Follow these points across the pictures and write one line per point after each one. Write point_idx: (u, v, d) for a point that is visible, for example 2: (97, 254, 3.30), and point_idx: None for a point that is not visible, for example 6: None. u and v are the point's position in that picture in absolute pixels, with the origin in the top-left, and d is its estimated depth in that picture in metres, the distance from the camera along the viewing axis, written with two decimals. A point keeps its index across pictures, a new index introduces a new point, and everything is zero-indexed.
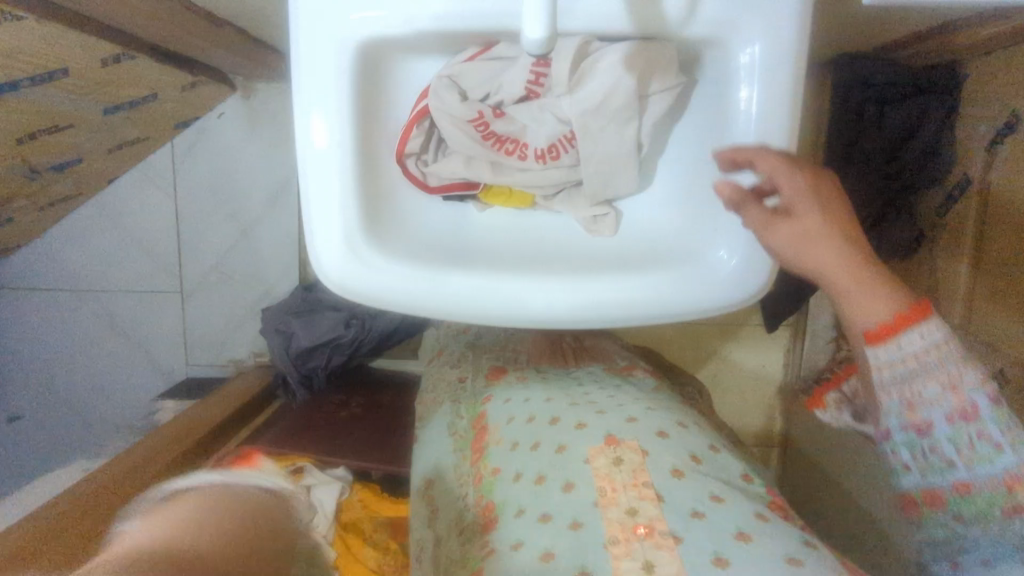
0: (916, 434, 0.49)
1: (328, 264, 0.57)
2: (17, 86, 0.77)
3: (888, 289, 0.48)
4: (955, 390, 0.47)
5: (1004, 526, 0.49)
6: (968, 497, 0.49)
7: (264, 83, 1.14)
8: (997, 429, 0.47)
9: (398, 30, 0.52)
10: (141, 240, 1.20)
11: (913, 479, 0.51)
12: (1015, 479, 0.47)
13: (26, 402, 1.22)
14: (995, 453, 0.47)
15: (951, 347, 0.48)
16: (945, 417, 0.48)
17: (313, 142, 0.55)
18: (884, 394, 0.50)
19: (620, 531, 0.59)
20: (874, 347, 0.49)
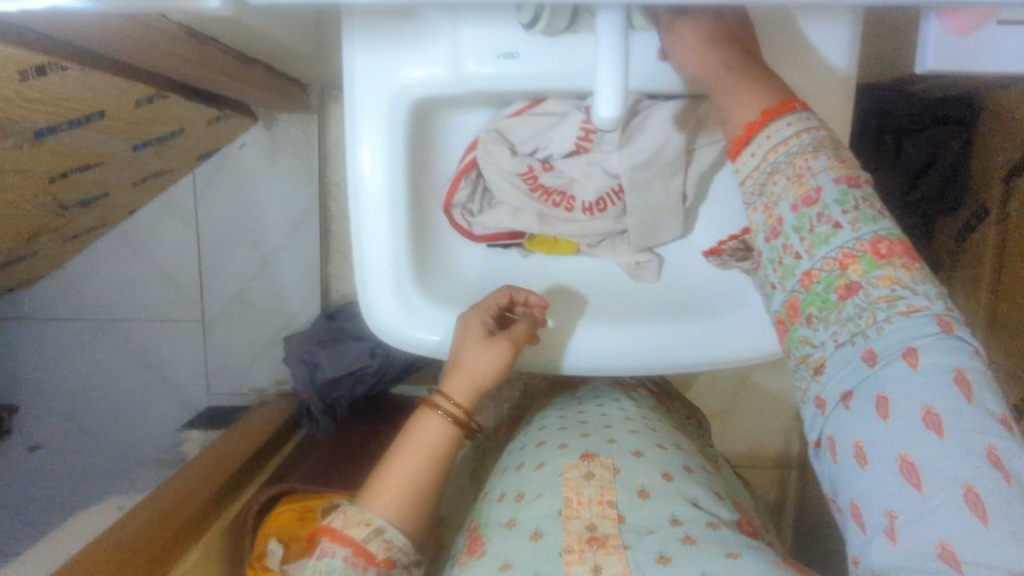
0: (773, 240, 0.47)
1: (384, 316, 0.59)
2: (55, 130, 0.75)
3: (756, 87, 0.48)
4: (803, 178, 0.46)
5: (840, 316, 0.44)
6: (811, 291, 0.45)
7: (286, 113, 1.13)
8: (840, 211, 0.44)
9: (453, 89, 0.53)
10: (163, 271, 1.19)
11: (779, 295, 0.48)
12: (849, 257, 0.44)
13: (47, 433, 1.21)
14: (835, 232, 0.44)
15: (804, 140, 0.46)
16: (791, 207, 0.46)
17: (368, 196, 0.56)
18: (749, 207, 0.49)
19: (575, 542, 0.54)
20: (736, 160, 0.49)
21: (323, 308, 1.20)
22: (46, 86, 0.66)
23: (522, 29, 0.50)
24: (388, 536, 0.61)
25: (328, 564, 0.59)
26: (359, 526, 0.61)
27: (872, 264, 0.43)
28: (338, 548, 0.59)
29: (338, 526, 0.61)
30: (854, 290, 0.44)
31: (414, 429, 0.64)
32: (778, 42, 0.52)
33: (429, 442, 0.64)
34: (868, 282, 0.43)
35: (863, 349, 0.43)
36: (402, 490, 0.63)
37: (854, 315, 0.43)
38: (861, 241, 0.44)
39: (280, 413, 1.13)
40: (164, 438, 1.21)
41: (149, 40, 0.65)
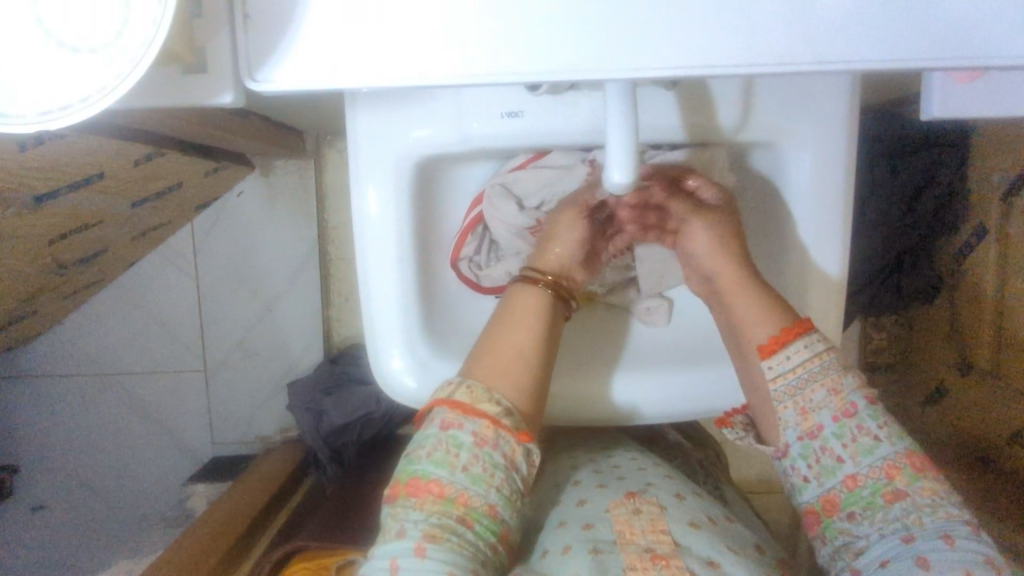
0: (810, 440, 0.52)
1: (392, 370, 0.59)
2: (55, 195, 0.74)
3: (773, 310, 0.54)
4: (839, 393, 0.52)
5: (886, 515, 0.49)
6: (855, 493, 0.50)
7: (282, 160, 1.12)
8: (876, 425, 0.51)
9: (456, 146, 0.53)
10: (163, 322, 1.17)
11: (813, 489, 0.52)
12: (893, 468, 0.50)
13: (49, 491, 1.18)
14: (874, 444, 0.51)
15: (831, 357, 0.52)
16: (832, 417, 0.51)
17: (375, 252, 0.57)
18: (780, 405, 0.53)
19: (637, 561, 0.49)
20: (767, 360, 0.53)
21: (326, 352, 1.19)
22: (45, 155, 0.63)
23: (523, 91, 0.50)
24: (518, 416, 0.52)
25: (456, 438, 0.50)
26: (490, 402, 0.51)
27: (913, 476, 0.50)
28: (467, 421, 0.50)
29: (465, 400, 0.51)
30: (900, 496, 0.49)
31: (513, 305, 0.57)
32: (789, 83, 0.51)
33: (535, 317, 0.56)
34: (912, 491, 0.49)
35: (904, 534, 0.48)
36: (523, 368, 0.54)
37: (900, 515, 0.49)
38: (899, 455, 0.50)
39: (287, 462, 1.09)
40: (170, 491, 1.19)
41: (164, 114, 0.64)
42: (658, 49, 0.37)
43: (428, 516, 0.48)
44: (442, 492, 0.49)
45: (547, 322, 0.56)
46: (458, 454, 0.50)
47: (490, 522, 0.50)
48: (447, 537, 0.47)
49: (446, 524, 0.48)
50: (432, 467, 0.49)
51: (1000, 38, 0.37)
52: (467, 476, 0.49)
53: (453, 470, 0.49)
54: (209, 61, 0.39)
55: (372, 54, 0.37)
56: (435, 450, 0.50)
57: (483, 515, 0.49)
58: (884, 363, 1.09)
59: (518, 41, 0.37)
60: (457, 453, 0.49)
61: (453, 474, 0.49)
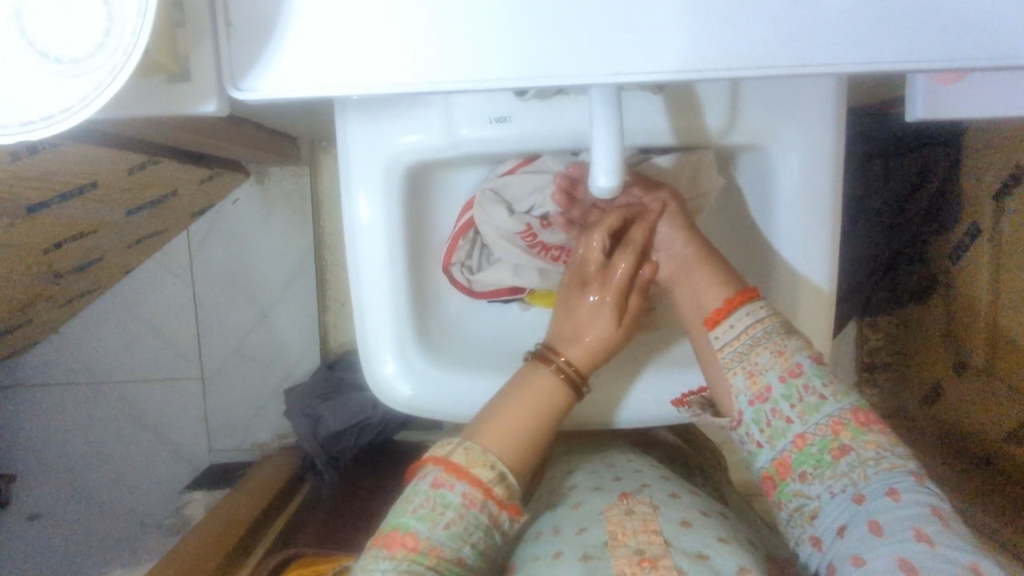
0: (760, 403, 0.53)
1: (384, 373, 0.59)
2: (48, 205, 0.74)
3: (721, 278, 0.56)
4: (784, 354, 0.52)
5: (834, 473, 0.50)
6: (805, 452, 0.51)
7: (278, 167, 1.12)
8: (821, 384, 0.52)
9: (445, 152, 0.53)
10: (159, 329, 1.17)
11: (766, 454, 0.53)
12: (838, 423, 0.51)
13: (46, 500, 1.18)
14: (820, 401, 0.51)
15: (775, 322, 0.53)
16: (779, 378, 0.52)
17: (366, 257, 0.57)
18: (729, 372, 0.54)
19: (626, 565, 0.48)
20: (714, 331, 0.55)
21: (323, 359, 1.19)
22: (37, 163, 0.64)
23: (510, 95, 0.51)
24: (510, 482, 0.54)
25: (444, 497, 0.51)
26: (485, 467, 0.53)
27: (858, 431, 0.50)
28: (459, 483, 0.52)
29: (461, 462, 0.53)
30: (846, 451, 0.50)
31: (524, 386, 0.57)
32: (776, 86, 0.52)
33: (548, 404, 0.57)
34: (857, 445, 0.50)
35: (854, 494, 0.49)
36: (520, 440, 0.56)
37: (847, 471, 0.50)
38: (843, 411, 0.51)
39: (283, 470, 1.09)
40: (167, 499, 1.19)
41: (157, 121, 0.64)
42: (642, 53, 0.37)
43: (398, 565, 0.48)
44: (416, 545, 0.50)
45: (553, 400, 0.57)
46: (443, 511, 0.51)
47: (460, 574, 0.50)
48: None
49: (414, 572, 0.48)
50: (413, 521, 0.51)
51: (982, 41, 0.37)
52: (446, 532, 0.50)
53: (434, 526, 0.50)
54: (192, 69, 0.39)
55: (356, 61, 0.38)
56: (420, 505, 0.51)
57: (453, 567, 0.50)
58: (881, 364, 1.08)
59: (501, 48, 0.37)
60: (442, 511, 0.51)
61: (433, 529, 0.50)
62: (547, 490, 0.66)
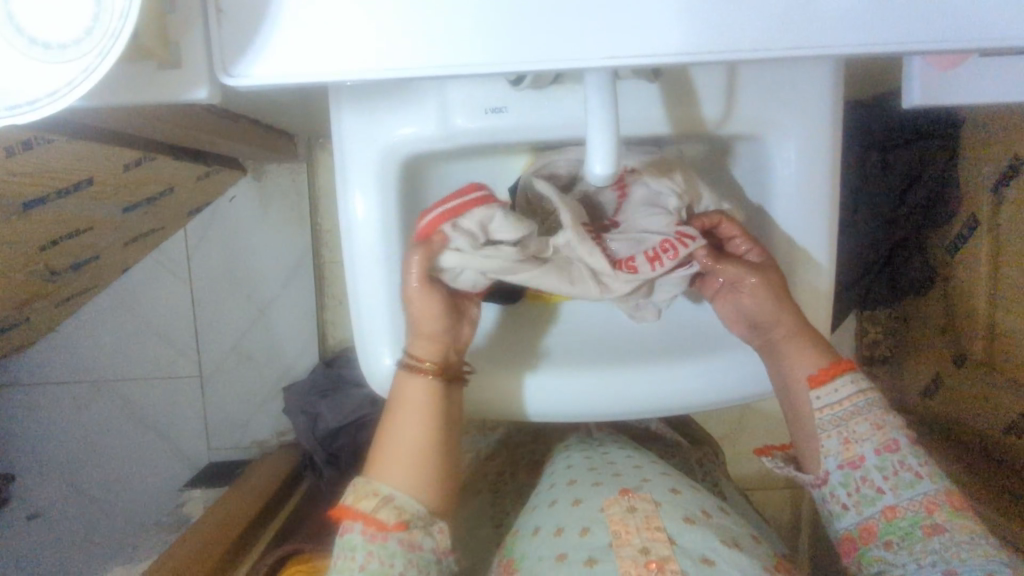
0: (851, 469, 0.54)
1: (382, 370, 0.59)
2: (45, 200, 0.74)
3: (817, 347, 0.57)
4: (881, 428, 0.54)
5: (924, 547, 0.51)
6: (894, 523, 0.53)
7: (275, 163, 1.12)
8: (918, 463, 0.53)
9: (440, 145, 0.53)
10: (157, 328, 1.17)
11: (851, 517, 0.55)
12: (932, 503, 0.52)
13: (46, 499, 1.18)
14: (915, 480, 0.53)
15: (876, 397, 0.55)
16: (874, 450, 0.54)
17: (363, 254, 0.57)
18: (824, 433, 0.56)
19: (632, 567, 0.48)
20: (816, 390, 0.56)
21: (321, 356, 1.19)
22: (32, 158, 0.63)
23: (505, 85, 0.50)
24: (400, 501, 0.55)
25: (351, 542, 0.54)
26: (369, 498, 0.55)
27: (951, 512, 0.52)
28: (355, 524, 0.54)
29: (351, 501, 0.55)
30: (938, 530, 0.51)
31: (400, 397, 0.57)
32: (770, 72, 0.51)
33: (419, 408, 0.57)
34: (950, 526, 0.51)
35: (946, 568, 0.50)
36: (407, 456, 0.57)
37: (939, 549, 0.51)
38: (939, 492, 0.53)
39: (281, 467, 1.08)
40: (166, 498, 1.19)
41: (152, 116, 0.64)
42: (639, 37, 0.37)
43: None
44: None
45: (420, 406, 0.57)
46: (354, 556, 0.53)
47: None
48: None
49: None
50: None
51: (984, 25, 0.37)
52: (364, 573, 0.52)
53: (352, 572, 0.53)
54: (182, 55, 0.39)
55: (350, 48, 0.37)
56: (339, 559, 0.54)
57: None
58: (880, 356, 1.08)
59: (499, 34, 0.37)
60: (353, 555, 0.53)
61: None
62: (545, 487, 0.65)
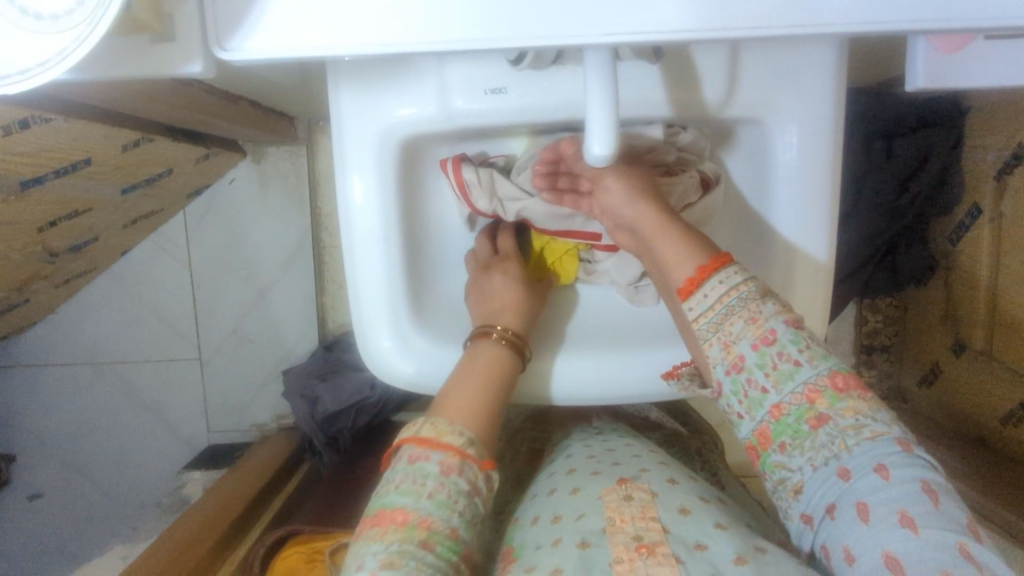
0: (736, 374, 0.48)
1: (381, 354, 0.59)
2: (43, 180, 0.73)
3: (691, 245, 0.51)
4: (757, 321, 0.48)
5: (814, 443, 0.46)
6: (782, 422, 0.47)
7: (274, 146, 1.11)
8: (796, 350, 0.47)
9: (438, 126, 0.53)
10: (156, 310, 1.17)
11: (747, 424, 0.49)
12: (815, 392, 0.46)
13: (46, 480, 1.19)
14: (795, 370, 0.46)
15: (752, 287, 0.48)
16: (752, 346, 0.47)
17: (361, 237, 0.57)
18: (705, 343, 0.50)
19: (624, 551, 0.47)
20: (686, 302, 0.50)
21: (320, 340, 1.19)
22: (31, 137, 0.63)
23: (505, 66, 0.50)
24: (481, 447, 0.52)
25: (423, 469, 0.49)
26: (454, 434, 0.51)
27: (835, 397, 0.46)
28: (433, 453, 0.50)
29: (429, 434, 0.51)
30: (824, 420, 0.45)
31: (475, 361, 0.56)
32: (773, 54, 0.51)
33: (500, 372, 0.56)
34: (835, 414, 0.45)
35: (839, 467, 0.44)
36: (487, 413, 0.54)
37: (827, 442, 0.45)
38: (821, 377, 0.46)
39: (281, 450, 1.09)
40: (166, 480, 1.20)
41: (150, 95, 0.64)
42: (637, 14, 0.36)
43: (388, 545, 0.46)
44: (405, 520, 0.47)
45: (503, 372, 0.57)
46: (425, 482, 0.48)
47: (452, 545, 0.48)
48: (405, 564, 0.45)
49: (405, 551, 0.46)
50: (398, 497, 0.48)
51: (990, 6, 0.36)
52: (432, 502, 0.48)
53: (418, 498, 0.48)
54: (176, 29, 0.39)
55: (344, 22, 0.37)
56: (403, 481, 0.49)
57: (446, 539, 0.48)
58: (880, 346, 1.08)
59: (500, 11, 0.37)
60: (424, 482, 0.48)
61: (418, 501, 0.48)
62: (545, 475, 0.66)
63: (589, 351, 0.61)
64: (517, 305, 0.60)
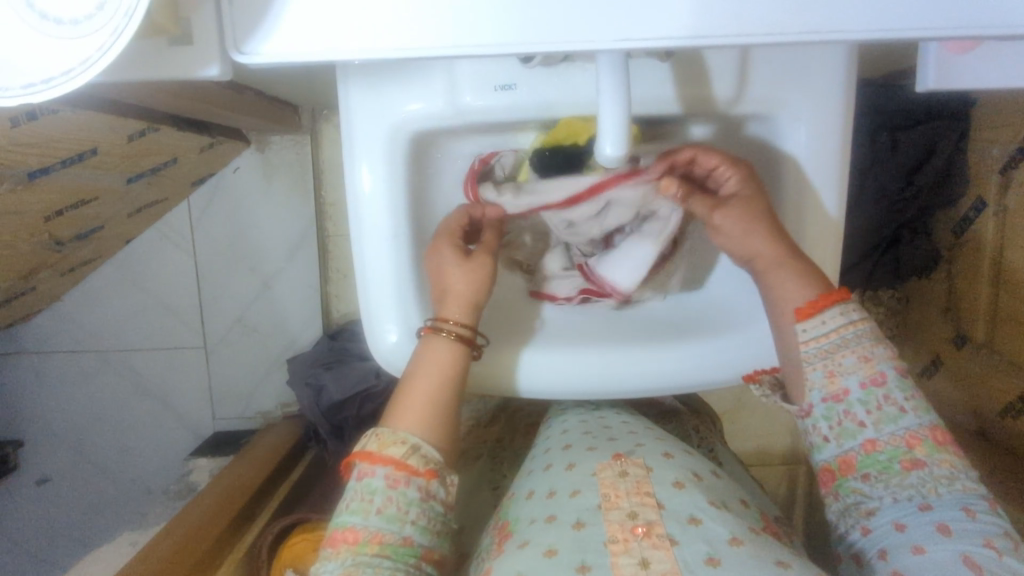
0: (834, 402, 0.52)
1: (387, 344, 0.59)
2: (49, 171, 0.73)
3: (809, 273, 0.53)
4: (868, 360, 0.52)
5: (902, 481, 0.50)
6: (872, 456, 0.51)
7: (279, 135, 1.11)
8: (903, 396, 0.51)
9: (447, 120, 0.53)
10: (160, 298, 1.17)
11: (830, 448, 0.53)
12: (914, 437, 0.50)
13: (53, 465, 1.21)
14: (899, 414, 0.51)
15: (866, 327, 0.52)
16: (859, 383, 0.51)
17: (368, 228, 0.57)
18: (808, 366, 0.52)
19: (619, 531, 0.47)
20: (802, 322, 0.52)
21: (323, 329, 1.19)
22: (39, 128, 0.63)
23: (516, 61, 0.50)
24: (427, 451, 0.55)
25: (370, 485, 0.53)
26: (396, 445, 0.54)
27: (933, 448, 0.50)
28: (378, 469, 0.53)
29: (373, 448, 0.54)
30: (918, 465, 0.49)
31: (425, 358, 0.57)
32: (782, 52, 0.51)
33: (450, 370, 0.57)
34: (930, 461, 0.49)
35: (920, 501, 0.49)
36: (432, 414, 0.57)
37: (916, 483, 0.49)
38: (923, 427, 0.50)
39: (286, 437, 1.10)
40: (172, 464, 1.21)
41: (158, 87, 0.63)
42: (653, 20, 0.36)
43: (342, 561, 0.51)
44: (356, 538, 0.52)
45: (452, 372, 0.57)
46: (372, 499, 0.52)
47: (407, 550, 0.53)
48: (362, 573, 0.50)
49: (360, 562, 0.50)
50: (349, 515, 0.52)
51: (1003, 12, 0.36)
52: (381, 517, 0.52)
53: (367, 515, 0.52)
54: (193, 31, 0.40)
55: (365, 25, 0.37)
56: (352, 500, 0.53)
57: (399, 547, 0.52)
58: (881, 338, 1.09)
59: (514, 17, 0.37)
60: (372, 499, 0.52)
61: (366, 519, 0.52)
62: (541, 450, 0.66)
63: (601, 344, 0.59)
64: (463, 296, 0.58)
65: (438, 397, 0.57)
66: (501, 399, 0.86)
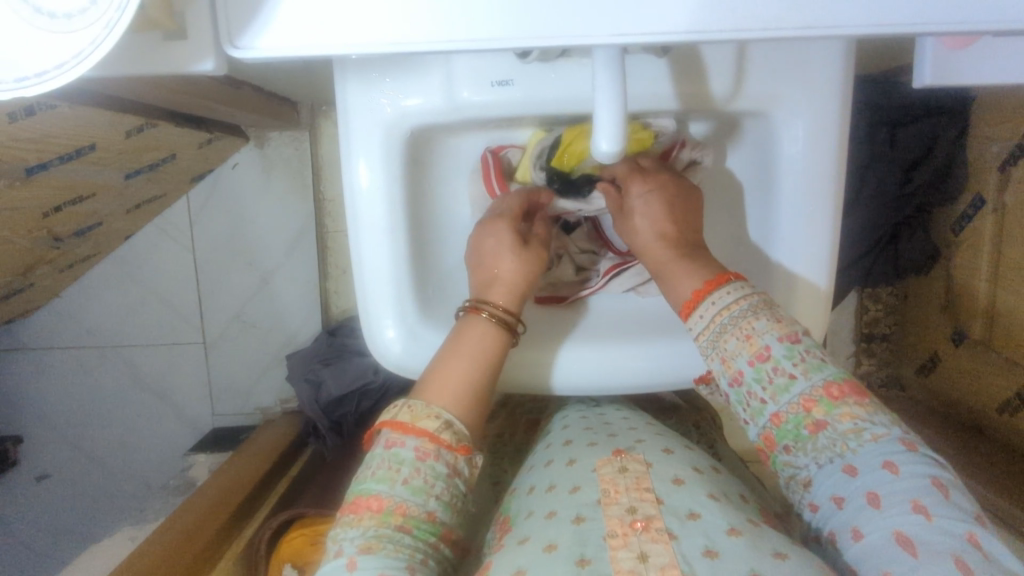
0: (738, 387, 0.51)
1: (385, 340, 0.59)
2: (46, 167, 0.73)
3: (693, 267, 0.54)
4: (752, 339, 0.50)
5: (816, 446, 0.47)
6: (783, 428, 0.49)
7: (277, 131, 1.11)
8: (790, 364, 0.49)
9: (443, 114, 0.53)
10: (159, 294, 1.17)
11: (753, 429, 0.51)
12: (810, 400, 0.48)
13: (53, 461, 1.21)
14: (789, 381, 0.48)
15: (746, 304, 0.51)
16: (748, 363, 0.50)
17: (365, 223, 0.57)
18: (708, 360, 0.53)
19: (618, 526, 0.47)
20: (689, 319, 0.54)
21: (323, 325, 1.19)
22: (37, 124, 0.63)
23: (513, 58, 0.50)
24: (458, 428, 0.52)
25: (398, 455, 0.50)
26: (430, 419, 0.51)
27: (831, 404, 0.47)
28: (408, 439, 0.50)
29: (406, 419, 0.51)
30: (822, 426, 0.47)
31: (461, 336, 0.56)
32: (780, 47, 0.51)
33: (485, 346, 0.56)
34: (832, 419, 0.47)
35: (844, 463, 0.46)
36: (466, 389, 0.54)
37: (828, 444, 0.47)
38: (815, 388, 0.48)
39: (286, 433, 1.11)
40: (173, 460, 1.22)
41: (155, 82, 0.63)
42: (647, 18, 0.36)
43: (364, 530, 0.47)
44: (381, 507, 0.48)
45: (487, 346, 0.56)
46: (399, 469, 0.49)
47: (429, 527, 0.49)
48: (383, 547, 0.46)
49: (382, 535, 0.47)
50: (373, 484, 0.49)
51: (999, 7, 0.36)
52: (407, 488, 0.49)
53: (393, 484, 0.49)
54: (189, 26, 0.39)
55: (359, 24, 0.37)
56: (378, 468, 0.50)
57: (422, 522, 0.49)
58: (879, 335, 1.09)
59: (508, 16, 0.37)
60: (399, 468, 0.49)
61: (392, 488, 0.48)
62: (542, 446, 0.66)
63: (601, 343, 0.60)
64: (509, 280, 0.58)
65: (472, 370, 0.54)
66: (500, 395, 0.86)
